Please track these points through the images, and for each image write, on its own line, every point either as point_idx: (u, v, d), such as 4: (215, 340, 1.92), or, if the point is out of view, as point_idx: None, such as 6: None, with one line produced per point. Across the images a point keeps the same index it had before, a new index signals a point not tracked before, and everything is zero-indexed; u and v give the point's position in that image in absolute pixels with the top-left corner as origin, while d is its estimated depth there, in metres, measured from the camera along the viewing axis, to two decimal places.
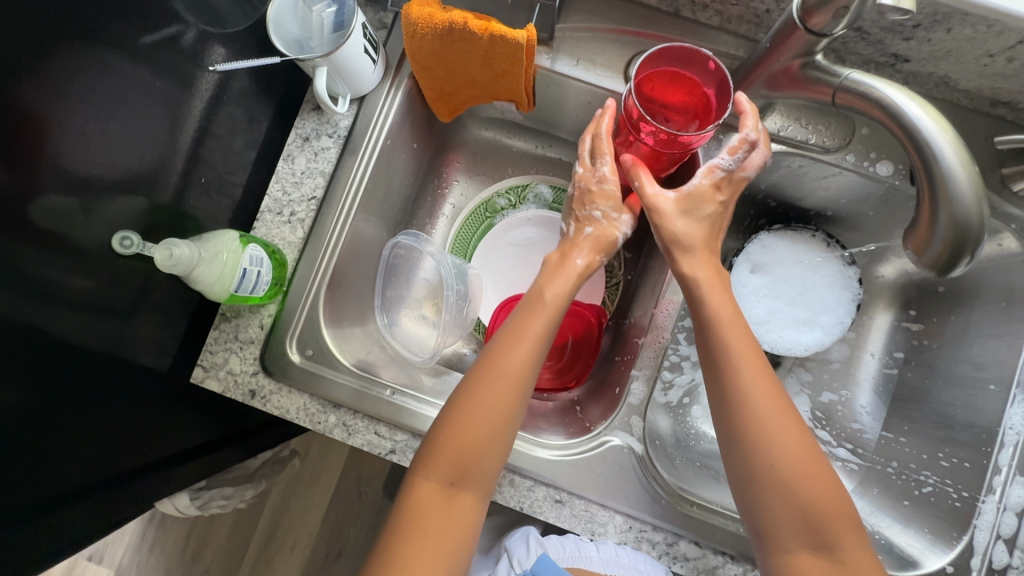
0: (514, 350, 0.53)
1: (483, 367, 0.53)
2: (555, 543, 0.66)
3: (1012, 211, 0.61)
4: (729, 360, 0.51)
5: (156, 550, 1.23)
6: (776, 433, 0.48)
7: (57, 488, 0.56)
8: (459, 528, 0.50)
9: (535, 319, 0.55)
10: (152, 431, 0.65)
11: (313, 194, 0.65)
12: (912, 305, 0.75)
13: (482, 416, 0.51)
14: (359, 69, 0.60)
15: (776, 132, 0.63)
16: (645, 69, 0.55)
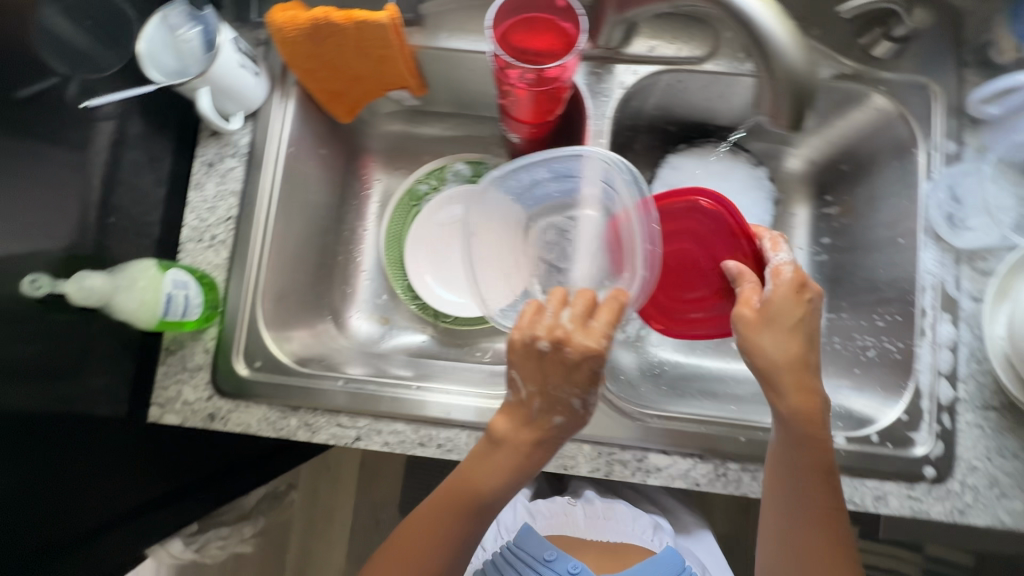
0: (485, 483, 0.56)
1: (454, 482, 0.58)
2: (543, 508, 0.81)
3: (880, 74, 0.65)
4: (801, 490, 0.55)
5: None
6: (804, 504, 0.55)
7: (24, 552, 0.54)
8: None
9: (451, 515, 0.57)
10: (122, 478, 0.64)
11: (229, 214, 0.66)
12: (825, 192, 0.79)
13: (432, 526, 0.57)
14: (241, 83, 0.62)
15: (648, 54, 0.67)
16: (501, 18, 0.58)
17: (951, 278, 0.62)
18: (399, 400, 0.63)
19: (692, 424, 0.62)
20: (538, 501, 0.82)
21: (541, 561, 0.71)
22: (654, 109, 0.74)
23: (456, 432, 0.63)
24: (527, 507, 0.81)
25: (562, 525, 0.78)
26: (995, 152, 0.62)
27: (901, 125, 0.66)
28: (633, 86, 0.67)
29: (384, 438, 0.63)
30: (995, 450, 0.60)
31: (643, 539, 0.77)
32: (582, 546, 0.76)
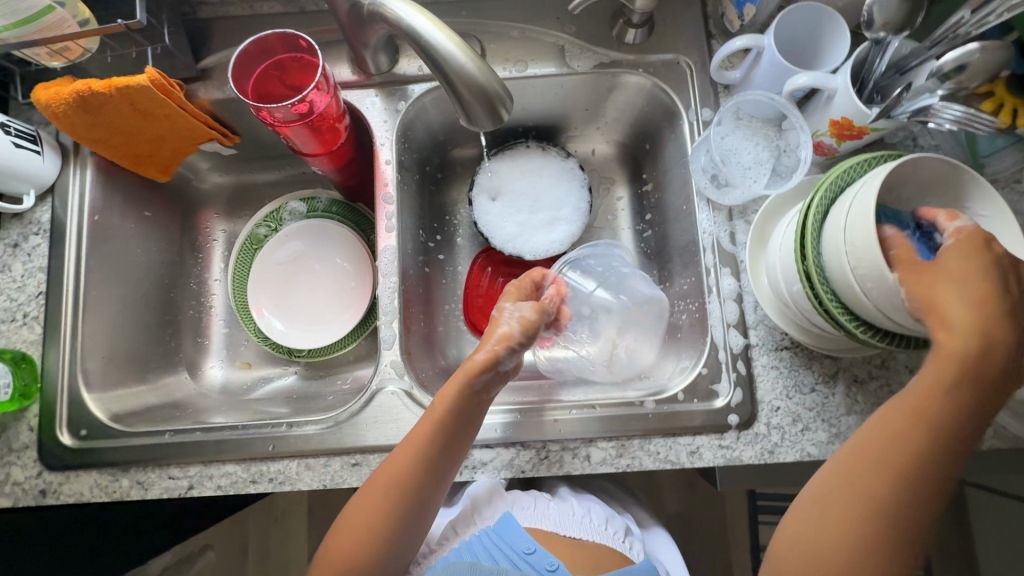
0: (430, 440, 0.55)
1: (418, 436, 0.56)
2: (523, 501, 0.80)
3: (636, 57, 0.70)
4: (878, 470, 0.44)
5: None
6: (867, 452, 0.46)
7: None
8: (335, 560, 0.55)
9: (439, 415, 0.56)
10: None
11: (39, 289, 0.68)
12: (638, 172, 0.84)
13: (395, 482, 0.55)
14: (22, 163, 0.64)
15: (418, 73, 0.71)
16: (244, 58, 0.61)
17: (726, 234, 0.66)
18: (225, 440, 0.65)
19: (508, 415, 0.64)
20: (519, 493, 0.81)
21: (521, 552, 0.69)
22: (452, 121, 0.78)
23: (286, 463, 0.64)
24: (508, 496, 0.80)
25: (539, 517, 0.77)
26: (734, 104, 0.65)
27: (667, 100, 0.71)
28: (414, 104, 0.71)
29: (217, 482, 0.64)
30: (793, 388, 0.62)
31: (617, 541, 0.77)
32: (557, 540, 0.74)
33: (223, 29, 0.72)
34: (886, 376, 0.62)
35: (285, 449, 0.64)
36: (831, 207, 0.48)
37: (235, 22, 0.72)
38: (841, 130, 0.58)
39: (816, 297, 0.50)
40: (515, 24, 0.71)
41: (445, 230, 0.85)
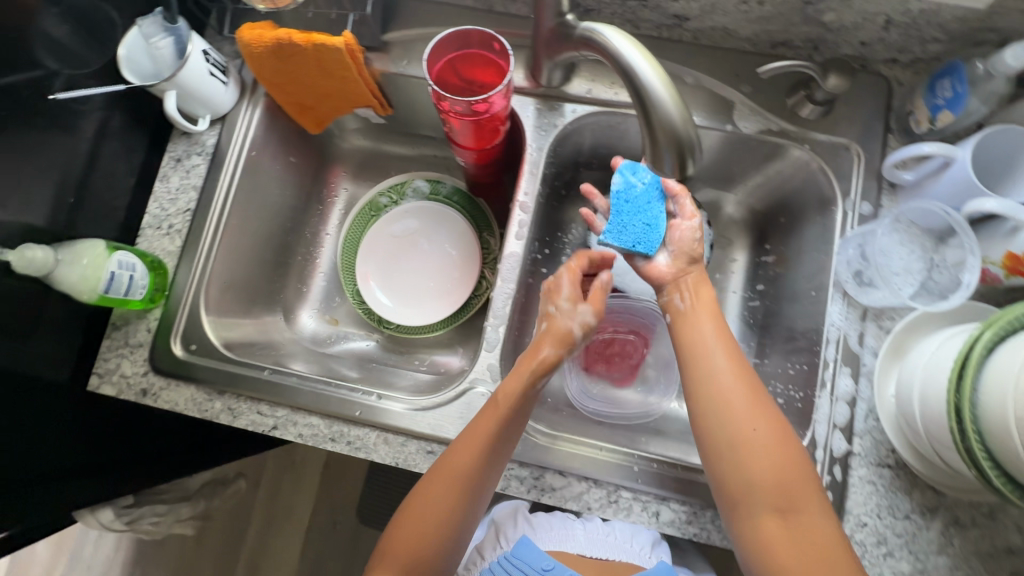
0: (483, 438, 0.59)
1: (461, 442, 0.59)
2: (542, 521, 0.83)
3: (804, 132, 0.69)
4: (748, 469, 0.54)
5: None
6: (735, 426, 0.55)
7: None
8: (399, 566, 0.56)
9: (492, 416, 0.60)
10: (50, 439, 0.68)
11: (187, 206, 0.72)
12: (764, 241, 0.82)
13: (439, 488, 0.58)
14: (209, 90, 0.69)
15: (585, 95, 0.72)
16: (436, 52, 0.63)
17: (854, 333, 0.64)
18: (314, 393, 0.67)
19: (587, 448, 0.64)
20: (545, 516, 0.84)
21: (538, 570, 0.75)
22: (595, 147, 0.78)
23: (366, 431, 0.66)
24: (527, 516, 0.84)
25: (564, 539, 0.80)
26: (899, 210, 0.63)
27: (824, 182, 0.69)
28: (573, 123, 0.72)
29: (298, 429, 0.66)
30: (886, 509, 0.59)
31: (642, 557, 0.78)
32: (581, 562, 0.78)
33: (410, 8, 0.75)
34: (990, 528, 0.58)
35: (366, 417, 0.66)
36: (1003, 343, 0.46)
37: (423, 3, 0.75)
38: (1016, 265, 0.56)
39: (962, 435, 0.47)
40: (691, 70, 0.71)
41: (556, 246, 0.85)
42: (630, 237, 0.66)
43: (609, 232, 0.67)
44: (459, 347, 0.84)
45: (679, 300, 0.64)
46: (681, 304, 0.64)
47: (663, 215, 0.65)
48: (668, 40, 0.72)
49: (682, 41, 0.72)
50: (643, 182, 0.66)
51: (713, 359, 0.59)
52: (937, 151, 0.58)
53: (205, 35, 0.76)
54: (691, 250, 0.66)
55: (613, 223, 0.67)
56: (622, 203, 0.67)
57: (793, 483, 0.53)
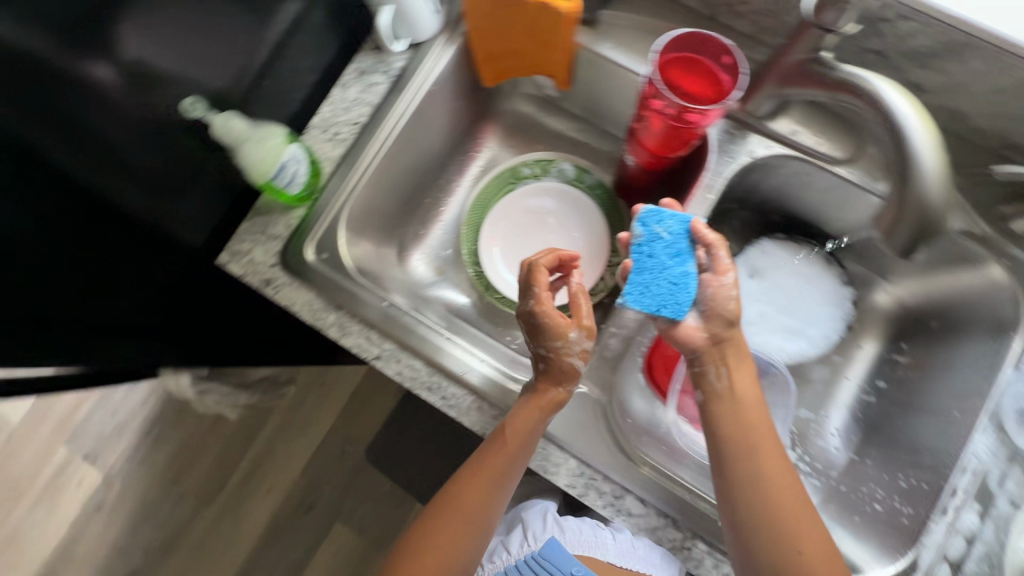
0: (498, 481, 0.60)
1: (474, 482, 0.60)
2: (571, 524, 0.81)
3: (1002, 246, 0.65)
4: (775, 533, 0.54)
5: (171, 443, 1.60)
6: (781, 521, 0.55)
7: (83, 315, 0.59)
8: None
9: (504, 454, 0.59)
10: (168, 295, 0.70)
11: (357, 119, 0.72)
12: (902, 338, 0.78)
13: (461, 530, 0.59)
14: (419, 16, 0.69)
15: (787, 135, 0.67)
16: (665, 51, 0.60)
17: (997, 472, 0.60)
18: (413, 329, 0.68)
19: (676, 488, 0.62)
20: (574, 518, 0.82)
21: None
22: (766, 189, 0.74)
23: (462, 393, 0.66)
24: (555, 517, 0.81)
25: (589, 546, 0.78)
26: None
27: (1007, 304, 0.65)
28: (760, 159, 0.68)
29: (400, 368, 0.67)
30: None
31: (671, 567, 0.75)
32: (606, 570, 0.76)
33: None
34: None
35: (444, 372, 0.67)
36: None
37: None
38: None
39: None
40: None
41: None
42: (655, 300, 0.59)
43: (631, 293, 0.59)
44: None
45: (716, 373, 0.60)
46: (719, 385, 0.60)
47: (693, 268, 0.60)
48: None
49: None
50: (669, 234, 0.60)
51: (755, 463, 0.56)
52: None
53: None
54: (730, 313, 0.58)
55: (634, 280, 0.59)
56: (645, 259, 0.60)
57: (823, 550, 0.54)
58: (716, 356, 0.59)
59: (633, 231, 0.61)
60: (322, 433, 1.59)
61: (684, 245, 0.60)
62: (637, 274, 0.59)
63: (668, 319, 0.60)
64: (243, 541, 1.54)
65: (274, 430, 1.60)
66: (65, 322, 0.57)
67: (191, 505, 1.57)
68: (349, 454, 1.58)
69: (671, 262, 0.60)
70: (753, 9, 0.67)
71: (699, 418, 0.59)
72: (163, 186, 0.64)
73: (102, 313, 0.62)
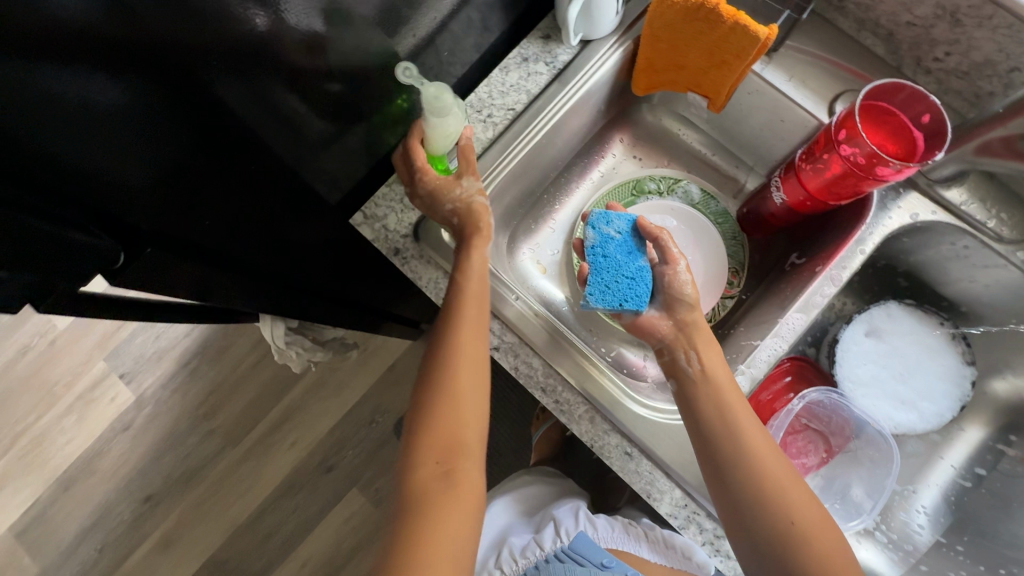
0: (481, 339, 0.63)
1: (467, 350, 0.62)
2: (603, 522, 0.79)
3: None
4: (750, 473, 0.57)
5: (204, 378, 1.60)
6: (757, 461, 0.58)
7: (211, 243, 0.59)
8: (435, 456, 0.60)
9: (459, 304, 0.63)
10: (276, 232, 0.70)
11: (513, 106, 0.71)
12: (1012, 430, 0.75)
13: (466, 388, 0.62)
14: (603, 14, 0.66)
15: (956, 205, 0.65)
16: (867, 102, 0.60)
17: None
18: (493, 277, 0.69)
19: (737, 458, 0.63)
20: (605, 519, 0.80)
21: (598, 564, 0.72)
22: (911, 254, 0.72)
23: (576, 401, 0.64)
24: (587, 515, 0.80)
25: (621, 542, 0.77)
26: None
27: None
28: (922, 223, 0.66)
29: (516, 362, 0.66)
30: None
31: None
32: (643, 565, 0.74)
33: (814, 27, 0.71)
34: None
35: (463, 266, 0.65)
36: None
37: (830, 28, 0.71)
38: None
39: None
40: None
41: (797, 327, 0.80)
42: (617, 293, 0.69)
43: (595, 292, 0.70)
44: (649, 351, 0.84)
45: (686, 359, 0.65)
46: (691, 368, 0.64)
47: (646, 266, 0.71)
48: None
49: None
50: (618, 233, 0.72)
51: (731, 418, 0.59)
52: None
53: None
54: (679, 295, 0.69)
55: (595, 281, 0.70)
56: (601, 257, 0.71)
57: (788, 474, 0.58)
58: (682, 342, 0.66)
59: (587, 235, 0.73)
60: (357, 398, 1.60)
61: (634, 244, 0.72)
62: (598, 274, 0.70)
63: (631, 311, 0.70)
64: (261, 488, 1.55)
65: (310, 385, 1.60)
66: (191, 264, 0.57)
67: (217, 442, 1.58)
68: (378, 423, 1.58)
69: (625, 258, 0.71)
70: (945, 68, 0.65)
71: (694, 419, 0.61)
72: (304, 137, 0.63)
73: (220, 250, 0.61)
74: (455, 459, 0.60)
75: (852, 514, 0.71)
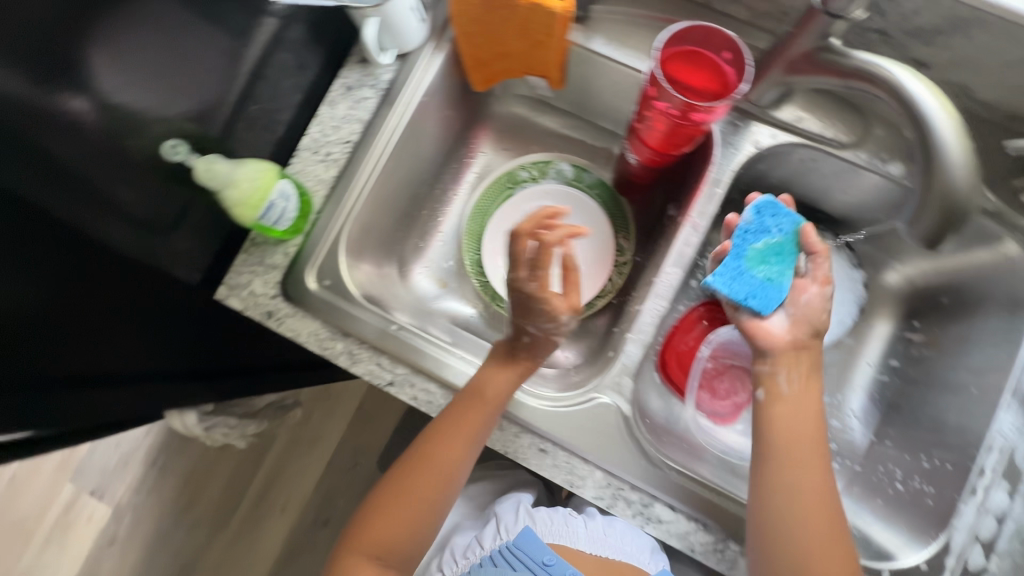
0: (458, 453, 0.62)
1: (429, 463, 0.63)
2: (544, 515, 0.80)
3: (1018, 222, 0.63)
4: (778, 523, 0.56)
5: (175, 472, 1.57)
6: (786, 503, 0.56)
7: (87, 365, 0.59)
8: (372, 545, 0.61)
9: (471, 412, 0.61)
10: (168, 333, 0.69)
11: (349, 137, 0.70)
12: (916, 316, 0.77)
13: (424, 497, 0.62)
14: (406, 26, 0.65)
15: (793, 123, 0.67)
16: (665, 55, 0.59)
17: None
18: (361, 319, 0.67)
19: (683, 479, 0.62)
20: (547, 510, 0.81)
21: (539, 563, 0.73)
22: (771, 176, 0.72)
23: None
24: (527, 509, 0.81)
25: (561, 534, 0.78)
26: None
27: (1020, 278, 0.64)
28: (768, 148, 0.67)
29: (414, 392, 0.65)
30: None
31: (640, 560, 0.77)
32: (579, 559, 0.76)
33: None
34: None
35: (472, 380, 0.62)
36: None
37: None
38: None
39: None
40: None
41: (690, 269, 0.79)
42: (746, 288, 0.63)
43: (720, 277, 0.65)
44: None
45: (787, 378, 0.62)
46: (785, 388, 0.62)
47: (781, 277, 0.63)
48: None
49: None
50: (778, 231, 0.64)
51: (785, 465, 0.58)
52: None
53: None
54: (816, 320, 0.63)
55: (727, 267, 0.65)
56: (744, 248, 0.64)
57: (822, 522, 0.56)
58: (792, 358, 0.62)
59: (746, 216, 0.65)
60: (333, 446, 1.57)
61: (788, 249, 0.64)
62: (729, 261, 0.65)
63: (751, 312, 0.64)
64: (262, 562, 1.53)
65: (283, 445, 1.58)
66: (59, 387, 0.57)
67: (206, 531, 1.54)
68: (361, 464, 1.55)
69: (769, 255, 0.64)
70: None
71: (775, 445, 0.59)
72: (154, 230, 0.62)
73: (105, 369, 0.62)
74: (387, 558, 0.61)
75: None
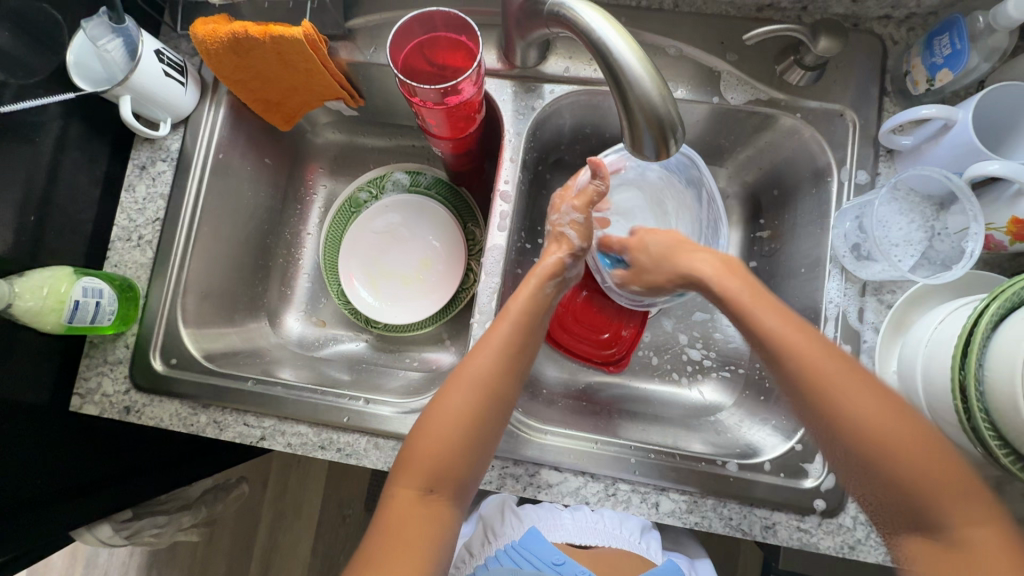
0: (490, 359, 0.56)
1: (484, 373, 0.56)
2: (530, 511, 0.77)
3: (795, 101, 0.66)
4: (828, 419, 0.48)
5: None
6: (839, 398, 0.47)
7: None
8: (416, 486, 0.52)
9: (507, 321, 0.59)
10: (55, 456, 0.64)
11: (157, 215, 0.70)
12: (759, 216, 0.77)
13: (474, 419, 0.54)
14: (167, 91, 0.66)
15: (562, 73, 0.69)
16: (408, 51, 0.62)
17: (854, 309, 0.62)
18: (213, 384, 0.67)
19: (580, 441, 0.63)
20: (534, 507, 0.78)
21: (548, 564, 0.68)
22: (565, 124, 0.74)
23: (356, 437, 0.64)
24: (513, 508, 0.77)
25: (555, 530, 0.74)
26: (897, 177, 0.59)
27: (818, 152, 0.66)
28: (551, 104, 0.69)
29: (287, 439, 0.65)
30: None
31: (632, 543, 0.73)
32: (577, 554, 0.72)
33: None
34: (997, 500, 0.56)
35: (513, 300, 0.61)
36: (1009, 317, 0.43)
37: None
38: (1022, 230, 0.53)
39: (967, 413, 0.45)
40: (674, 40, 0.67)
41: (532, 239, 0.79)
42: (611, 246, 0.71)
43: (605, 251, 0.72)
44: (446, 342, 0.83)
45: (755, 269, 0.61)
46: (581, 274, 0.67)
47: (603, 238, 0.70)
48: (644, 10, 0.67)
49: (661, 9, 0.68)
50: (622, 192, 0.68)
51: (809, 353, 0.50)
52: (938, 114, 0.54)
53: (159, 33, 0.73)
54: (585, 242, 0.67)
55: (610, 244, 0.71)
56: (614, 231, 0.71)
57: (879, 402, 0.47)
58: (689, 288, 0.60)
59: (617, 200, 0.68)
60: (318, 509, 1.25)
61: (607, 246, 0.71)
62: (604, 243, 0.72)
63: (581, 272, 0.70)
64: None
65: (227, 552, 1.23)
66: None
67: None
68: (351, 517, 1.25)
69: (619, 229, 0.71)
70: None
71: (743, 327, 0.54)
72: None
73: None
74: (444, 487, 0.53)
75: (670, 377, 0.80)
